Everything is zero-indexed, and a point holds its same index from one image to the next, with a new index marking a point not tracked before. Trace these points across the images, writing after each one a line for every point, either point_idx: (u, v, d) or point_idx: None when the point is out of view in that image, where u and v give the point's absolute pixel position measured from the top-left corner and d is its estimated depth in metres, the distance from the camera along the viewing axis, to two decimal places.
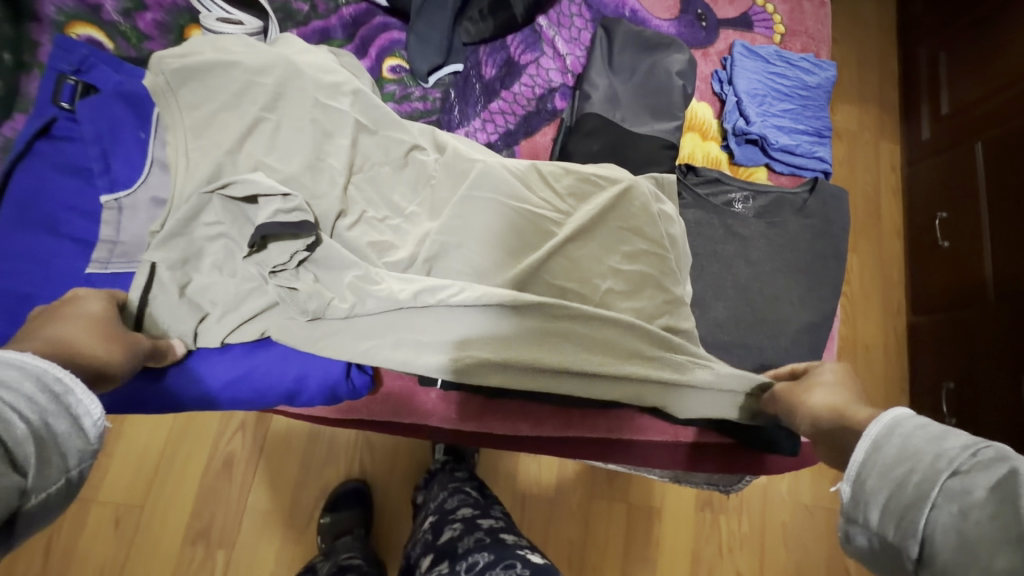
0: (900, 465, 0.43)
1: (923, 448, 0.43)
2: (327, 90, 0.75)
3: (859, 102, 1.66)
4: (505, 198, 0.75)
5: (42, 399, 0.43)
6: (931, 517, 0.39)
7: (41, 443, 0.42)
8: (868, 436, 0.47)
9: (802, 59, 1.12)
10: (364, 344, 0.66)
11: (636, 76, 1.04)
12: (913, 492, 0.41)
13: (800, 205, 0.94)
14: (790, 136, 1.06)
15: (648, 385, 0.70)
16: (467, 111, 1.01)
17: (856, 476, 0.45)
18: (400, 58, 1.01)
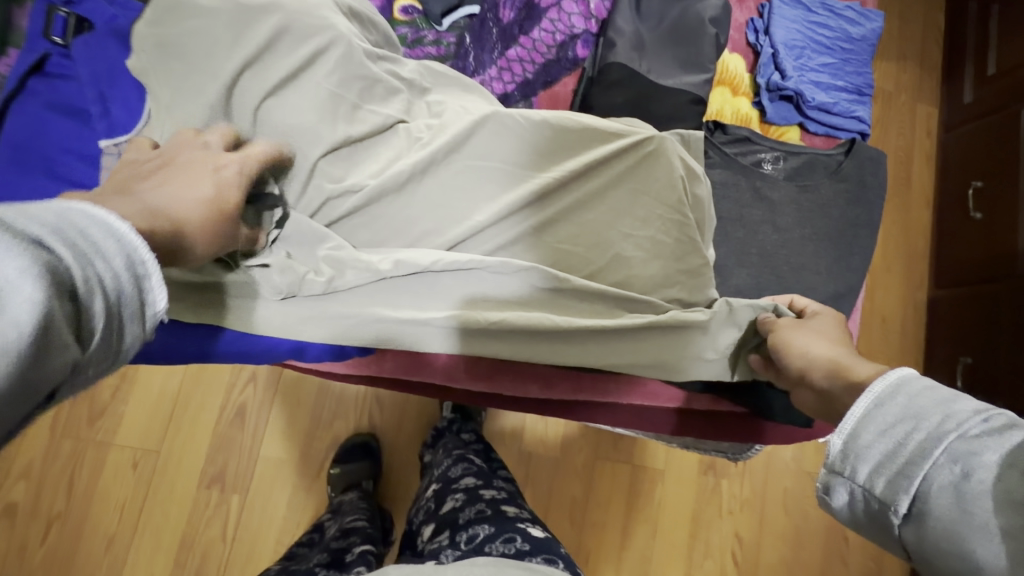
0: (902, 425, 0.37)
1: (930, 409, 0.36)
2: (303, 38, 0.62)
3: (898, 57, 1.55)
4: (514, 168, 0.69)
5: (119, 277, 0.35)
6: (929, 477, 0.34)
7: (105, 327, 0.35)
8: (869, 391, 0.39)
9: (846, 8, 1.03)
10: (343, 320, 0.62)
11: (664, 23, 0.96)
12: (912, 453, 0.35)
13: (834, 167, 0.89)
14: (827, 93, 0.99)
15: (645, 348, 0.67)
16: (483, 57, 0.94)
17: (852, 431, 0.39)
18: None
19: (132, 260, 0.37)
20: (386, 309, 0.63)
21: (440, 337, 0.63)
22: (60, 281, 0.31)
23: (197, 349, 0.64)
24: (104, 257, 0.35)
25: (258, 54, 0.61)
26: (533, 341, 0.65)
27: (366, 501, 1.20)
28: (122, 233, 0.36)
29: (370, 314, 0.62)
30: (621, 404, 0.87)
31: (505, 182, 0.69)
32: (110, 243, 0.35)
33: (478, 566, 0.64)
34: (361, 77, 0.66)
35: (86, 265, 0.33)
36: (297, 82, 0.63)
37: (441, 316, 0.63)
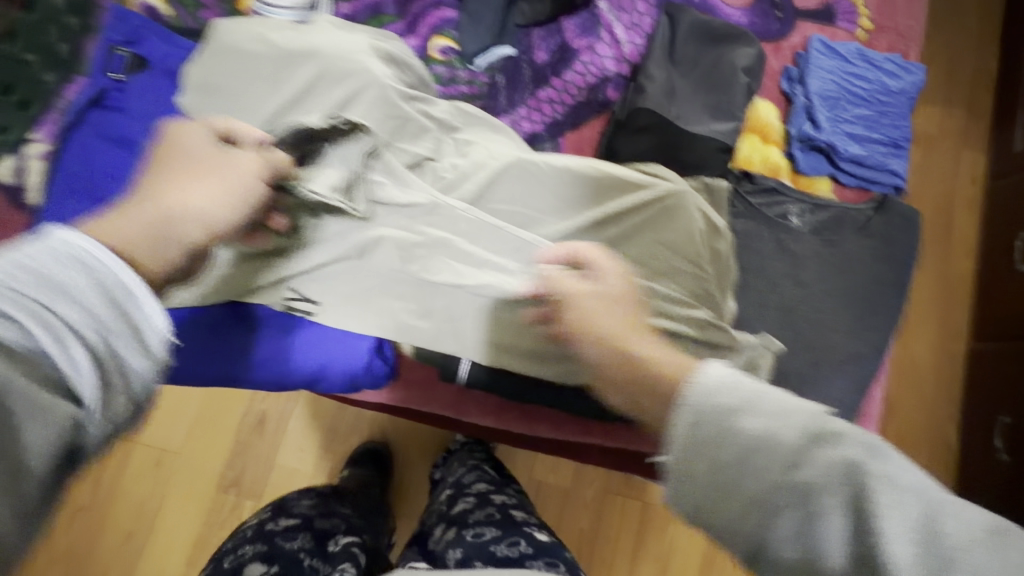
0: (728, 453, 0.39)
1: (735, 422, 0.39)
2: (343, 83, 0.65)
3: (944, 102, 1.50)
4: (533, 214, 0.69)
5: (97, 308, 0.41)
6: (752, 512, 0.38)
7: (101, 362, 0.40)
8: (683, 407, 0.41)
9: (887, 61, 1.01)
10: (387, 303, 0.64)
11: (697, 70, 0.97)
12: (748, 488, 0.38)
13: (862, 223, 0.86)
14: (862, 146, 0.97)
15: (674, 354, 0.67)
16: (514, 98, 0.97)
17: (682, 456, 0.40)
18: (450, 38, 0.97)
19: (104, 288, 0.42)
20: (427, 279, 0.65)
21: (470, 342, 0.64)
22: None
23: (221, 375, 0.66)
24: (78, 292, 0.40)
25: (300, 97, 0.64)
26: None
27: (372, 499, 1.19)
28: (74, 252, 0.42)
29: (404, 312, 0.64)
30: (629, 450, 0.86)
31: (525, 224, 0.69)
32: (79, 275, 0.41)
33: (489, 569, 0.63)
34: (394, 116, 0.68)
35: (35, 312, 0.38)
36: (334, 124, 0.65)
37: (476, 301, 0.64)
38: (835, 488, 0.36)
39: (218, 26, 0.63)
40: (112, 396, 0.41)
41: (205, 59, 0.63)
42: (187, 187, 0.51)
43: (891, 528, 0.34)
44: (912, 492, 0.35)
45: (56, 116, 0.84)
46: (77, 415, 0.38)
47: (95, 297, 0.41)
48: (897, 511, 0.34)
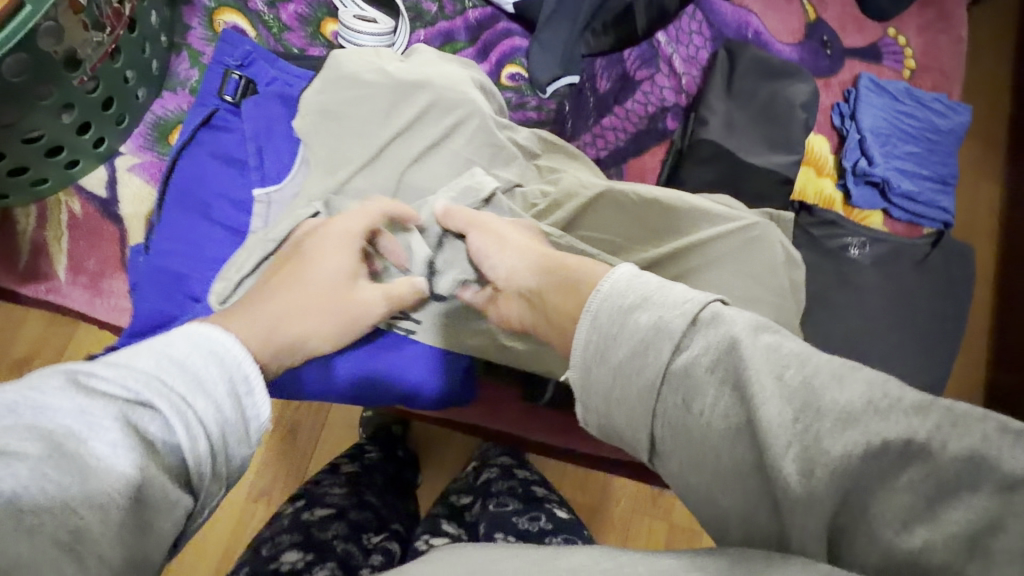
0: (623, 349, 0.45)
1: (624, 317, 0.47)
2: (449, 112, 0.68)
3: (972, 134, 1.55)
4: (620, 241, 0.73)
5: (223, 402, 0.43)
6: (662, 410, 0.43)
7: (216, 451, 0.42)
8: (588, 313, 0.49)
9: (935, 100, 1.06)
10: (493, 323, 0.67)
11: (755, 102, 1.01)
12: (635, 377, 0.44)
13: (920, 257, 0.91)
14: (913, 181, 1.01)
15: None
16: (579, 124, 1.01)
17: (587, 360, 0.48)
18: (520, 66, 1.01)
19: (230, 380, 0.45)
20: None
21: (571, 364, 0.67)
22: (136, 448, 0.36)
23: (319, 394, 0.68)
24: (210, 384, 0.43)
25: (409, 125, 0.67)
26: None
27: (396, 467, 1.09)
28: (215, 350, 0.45)
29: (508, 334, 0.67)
30: None
31: (613, 251, 0.74)
32: (213, 369, 0.44)
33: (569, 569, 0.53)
34: (491, 144, 0.70)
35: (181, 405, 0.40)
36: (439, 152, 0.68)
37: None
38: (718, 364, 0.40)
39: (336, 57, 0.67)
40: (214, 485, 0.42)
41: (325, 94, 0.67)
42: (311, 308, 0.58)
43: (757, 385, 0.37)
44: (782, 352, 0.39)
45: (146, 130, 0.86)
46: (192, 505, 0.39)
47: (218, 384, 0.43)
48: (764, 370, 0.38)
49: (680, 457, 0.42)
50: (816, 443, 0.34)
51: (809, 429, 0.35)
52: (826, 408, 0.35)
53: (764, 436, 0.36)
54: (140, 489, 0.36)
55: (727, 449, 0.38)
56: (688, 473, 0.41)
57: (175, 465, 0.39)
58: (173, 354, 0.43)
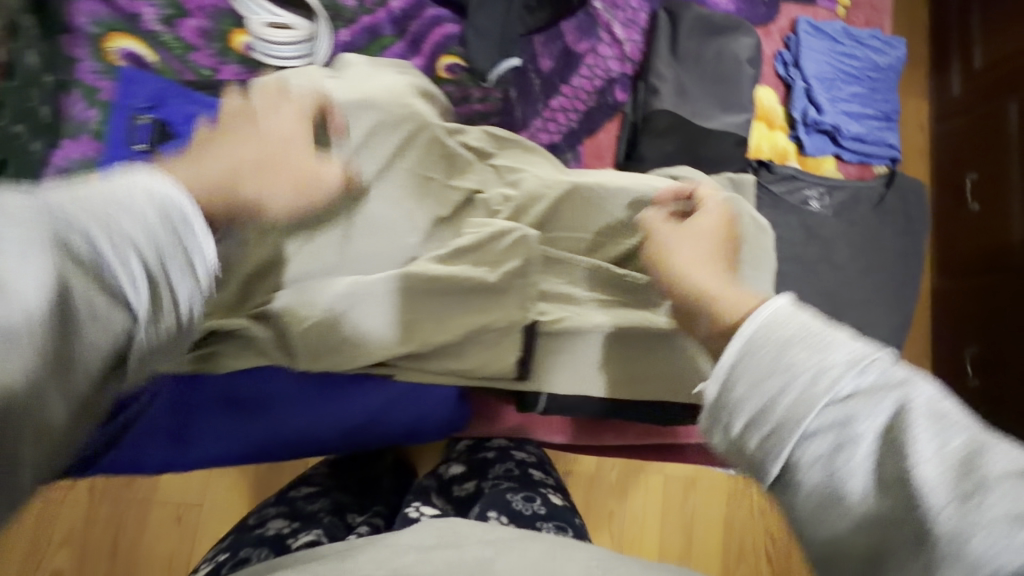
0: (773, 379, 0.37)
1: (796, 353, 0.37)
2: (398, 131, 0.65)
3: None
4: (593, 239, 0.71)
5: (161, 235, 0.40)
6: (801, 446, 0.35)
7: (153, 285, 0.39)
8: (743, 336, 0.39)
9: (872, 37, 1.06)
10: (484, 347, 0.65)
11: (701, 63, 0.98)
12: (784, 411, 0.36)
13: (877, 199, 0.93)
14: (861, 122, 1.02)
15: None
16: (528, 110, 0.96)
17: (728, 385, 0.39)
18: (457, 55, 0.94)
19: (169, 214, 0.41)
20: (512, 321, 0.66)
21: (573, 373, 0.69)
22: (54, 254, 0.33)
23: (317, 443, 0.65)
24: (145, 215, 0.39)
25: (360, 152, 0.63)
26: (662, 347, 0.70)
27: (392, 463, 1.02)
28: (152, 189, 0.40)
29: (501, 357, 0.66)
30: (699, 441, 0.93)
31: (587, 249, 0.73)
32: (147, 200, 0.40)
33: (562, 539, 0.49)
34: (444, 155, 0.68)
35: (101, 235, 0.36)
36: (398, 177, 0.65)
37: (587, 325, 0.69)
38: (885, 424, 0.34)
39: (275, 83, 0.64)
40: (157, 311, 0.40)
41: None
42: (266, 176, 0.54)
43: (919, 446, 0.32)
44: (947, 423, 0.33)
45: None
46: (131, 324, 0.38)
47: (155, 217, 0.40)
48: (933, 435, 0.32)
49: (805, 502, 0.35)
50: (974, 516, 0.29)
51: (981, 515, 0.29)
52: (997, 488, 0.29)
53: (920, 499, 0.31)
54: (62, 284, 0.33)
55: (869, 500, 0.33)
56: (804, 518, 0.36)
57: (39, 285, 0.31)
58: (113, 188, 0.39)
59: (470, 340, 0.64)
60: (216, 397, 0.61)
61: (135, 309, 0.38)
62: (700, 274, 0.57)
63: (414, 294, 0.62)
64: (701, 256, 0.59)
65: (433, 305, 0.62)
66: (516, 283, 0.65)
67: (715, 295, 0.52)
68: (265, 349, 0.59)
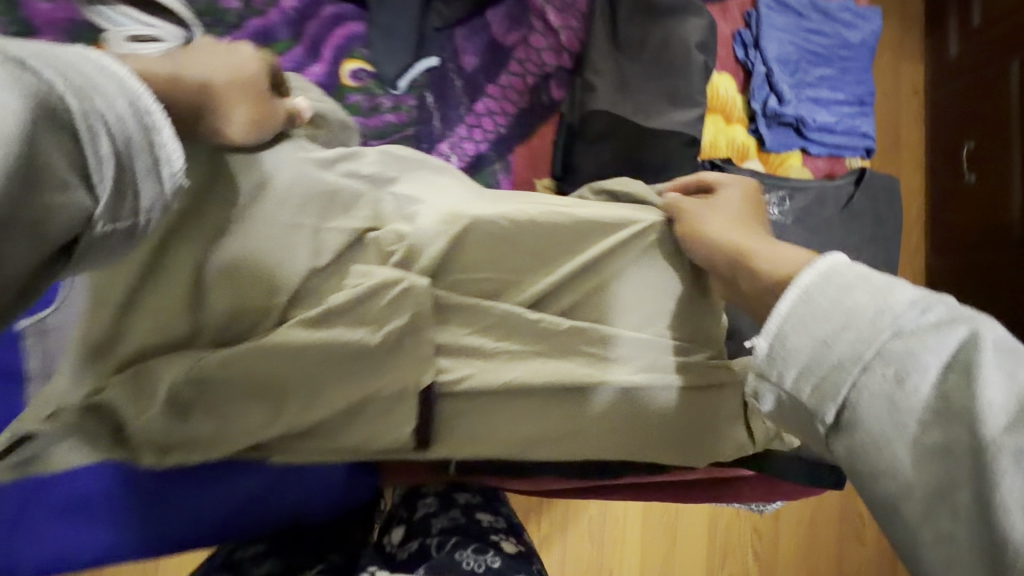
0: (832, 323, 0.40)
1: (849, 298, 0.40)
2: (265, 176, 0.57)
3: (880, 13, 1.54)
4: (506, 277, 0.62)
5: (127, 123, 0.37)
6: (859, 383, 0.38)
7: (120, 171, 0.37)
8: (799, 288, 0.43)
9: (842, 9, 0.95)
10: (374, 417, 0.58)
11: (646, 52, 0.86)
12: (842, 351, 0.39)
13: (845, 201, 0.83)
14: (829, 110, 0.92)
15: (694, 408, 0.64)
16: (449, 116, 0.85)
17: (779, 333, 0.42)
18: (361, 59, 0.82)
19: (135, 109, 0.38)
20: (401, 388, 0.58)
21: (489, 432, 0.61)
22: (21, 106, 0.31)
23: (180, 538, 0.57)
24: (107, 100, 0.36)
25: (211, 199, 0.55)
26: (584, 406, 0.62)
27: None
28: (112, 76, 0.38)
29: (395, 429, 0.58)
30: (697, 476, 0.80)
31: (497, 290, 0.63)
32: (109, 84, 0.37)
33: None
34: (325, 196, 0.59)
35: (58, 102, 0.34)
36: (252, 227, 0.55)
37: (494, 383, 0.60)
38: (944, 354, 0.36)
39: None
40: (123, 211, 0.37)
41: None
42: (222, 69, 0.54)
43: (988, 373, 0.34)
44: (1016, 356, 0.34)
45: None
46: (90, 207, 0.35)
47: (117, 102, 0.37)
48: (1002, 365, 0.34)
49: (862, 442, 0.37)
50: None
51: None
52: None
53: (984, 422, 0.32)
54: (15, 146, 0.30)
55: (926, 431, 0.35)
56: (861, 464, 0.37)
57: (67, 160, 0.34)
58: (56, 61, 0.35)
59: (354, 413, 0.57)
60: (63, 501, 0.54)
61: (94, 199, 0.35)
62: (736, 234, 0.60)
63: (281, 367, 0.54)
64: (730, 221, 0.62)
65: (305, 375, 0.55)
66: (406, 342, 0.58)
67: (760, 257, 0.55)
68: (102, 444, 0.52)
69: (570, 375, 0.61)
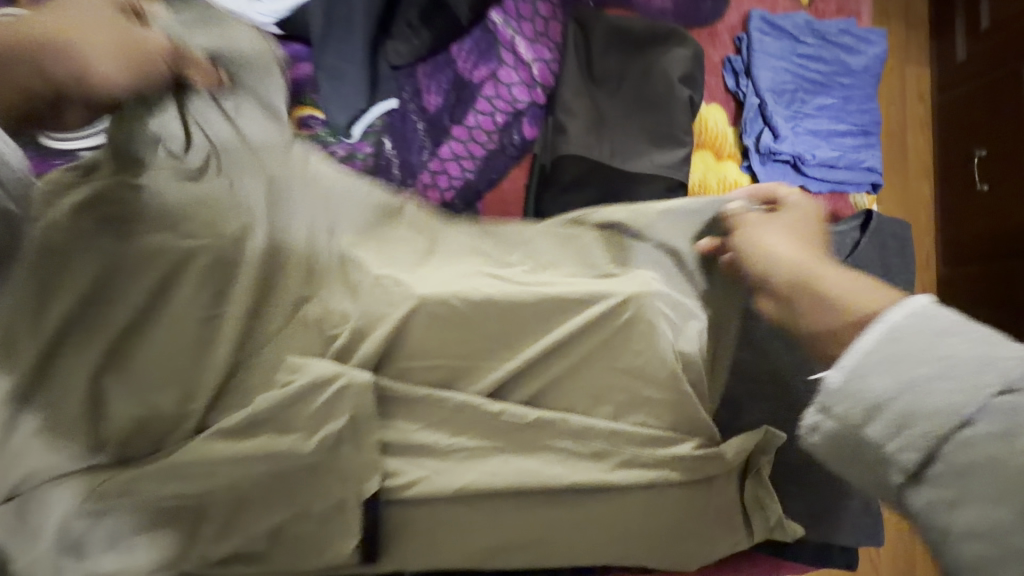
0: (923, 366, 0.32)
1: (953, 339, 0.32)
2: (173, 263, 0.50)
3: (883, 21, 1.44)
4: (458, 364, 0.54)
5: None
6: (955, 435, 0.30)
7: None
8: (885, 321, 0.34)
9: (841, 32, 0.87)
10: (307, 538, 0.50)
11: (625, 86, 0.79)
12: (939, 402, 0.31)
13: (851, 248, 0.73)
14: (830, 143, 0.84)
15: (685, 510, 0.56)
16: (409, 162, 0.76)
17: (855, 367, 0.34)
18: (313, 107, 0.74)
19: None
20: (339, 503, 0.49)
21: (443, 547, 0.53)
22: None
23: None
24: None
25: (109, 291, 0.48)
26: (556, 513, 0.53)
27: None
28: None
29: (330, 552, 0.50)
30: None
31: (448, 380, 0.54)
32: None
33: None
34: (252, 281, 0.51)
35: None
36: (163, 323, 0.49)
37: (445, 491, 0.52)
38: None
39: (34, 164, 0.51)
40: None
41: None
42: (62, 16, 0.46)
43: None
44: None
45: None
46: None
47: None
48: None
49: (952, 502, 0.30)
50: None
51: None
52: None
53: None
54: None
55: None
56: (947, 530, 0.30)
57: None
58: None
59: (282, 533, 0.49)
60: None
61: None
62: (803, 251, 0.48)
63: (197, 486, 0.46)
64: (802, 238, 0.49)
65: (226, 493, 0.47)
66: (342, 451, 0.50)
67: (829, 284, 0.42)
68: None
69: (540, 478, 0.53)
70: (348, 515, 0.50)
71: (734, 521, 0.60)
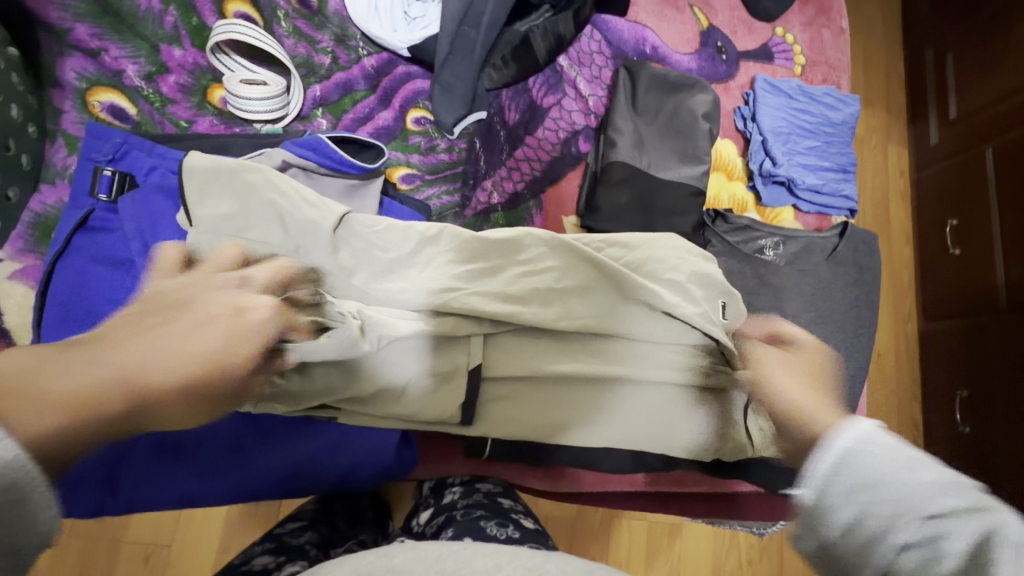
0: (867, 492, 0.37)
1: (885, 464, 0.38)
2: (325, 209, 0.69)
3: (868, 100, 1.73)
4: None
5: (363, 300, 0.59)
6: (896, 555, 0.35)
7: None
8: (835, 446, 0.40)
9: (825, 95, 1.13)
10: (425, 393, 0.66)
11: (661, 117, 1.03)
12: (879, 524, 0.36)
13: (831, 250, 0.97)
14: (816, 174, 1.08)
15: (701, 411, 0.73)
16: (492, 160, 1.00)
17: (821, 488, 0.39)
18: (424, 109, 0.99)
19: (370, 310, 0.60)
20: (449, 366, 0.67)
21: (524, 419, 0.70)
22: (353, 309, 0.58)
23: (247, 493, 0.67)
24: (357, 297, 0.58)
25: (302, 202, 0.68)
26: (605, 400, 0.71)
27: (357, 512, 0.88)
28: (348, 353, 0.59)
29: (440, 405, 0.67)
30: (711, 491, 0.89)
31: None
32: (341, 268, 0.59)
33: (488, 553, 0.48)
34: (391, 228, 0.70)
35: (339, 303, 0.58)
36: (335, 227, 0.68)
37: (528, 373, 0.69)
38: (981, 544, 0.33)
39: None
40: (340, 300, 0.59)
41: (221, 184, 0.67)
42: None
43: None
44: None
45: (24, 231, 0.82)
46: None
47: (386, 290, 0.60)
48: None
49: None
50: None
51: None
52: None
53: None
54: None
55: None
56: None
57: None
58: None
59: (409, 387, 0.66)
60: (148, 442, 0.64)
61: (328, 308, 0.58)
62: (805, 391, 0.51)
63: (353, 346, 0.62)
64: (793, 382, 0.53)
65: (375, 350, 0.63)
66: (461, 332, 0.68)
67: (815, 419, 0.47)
68: None
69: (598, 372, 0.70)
70: (454, 376, 0.67)
71: (741, 432, 0.75)
